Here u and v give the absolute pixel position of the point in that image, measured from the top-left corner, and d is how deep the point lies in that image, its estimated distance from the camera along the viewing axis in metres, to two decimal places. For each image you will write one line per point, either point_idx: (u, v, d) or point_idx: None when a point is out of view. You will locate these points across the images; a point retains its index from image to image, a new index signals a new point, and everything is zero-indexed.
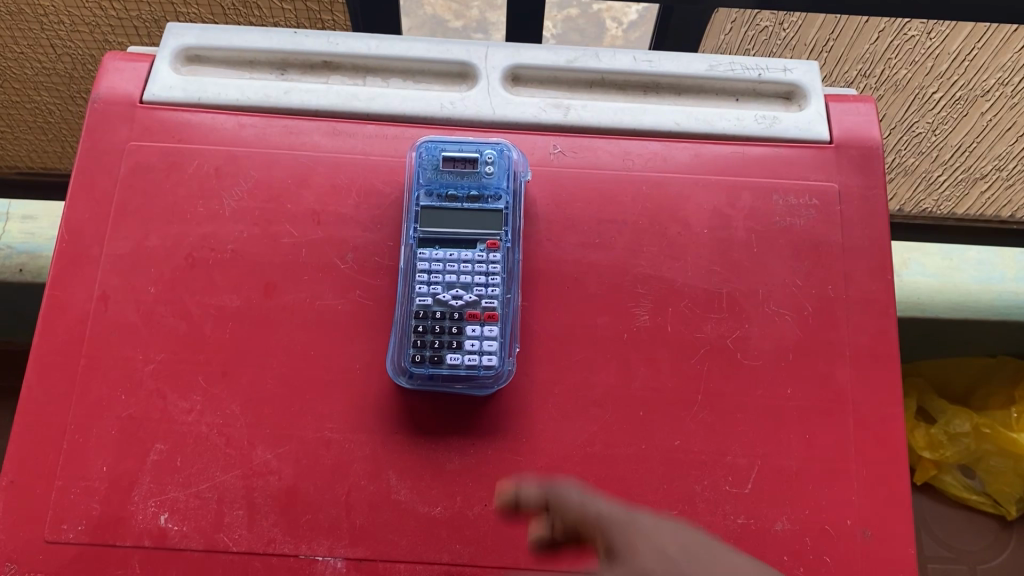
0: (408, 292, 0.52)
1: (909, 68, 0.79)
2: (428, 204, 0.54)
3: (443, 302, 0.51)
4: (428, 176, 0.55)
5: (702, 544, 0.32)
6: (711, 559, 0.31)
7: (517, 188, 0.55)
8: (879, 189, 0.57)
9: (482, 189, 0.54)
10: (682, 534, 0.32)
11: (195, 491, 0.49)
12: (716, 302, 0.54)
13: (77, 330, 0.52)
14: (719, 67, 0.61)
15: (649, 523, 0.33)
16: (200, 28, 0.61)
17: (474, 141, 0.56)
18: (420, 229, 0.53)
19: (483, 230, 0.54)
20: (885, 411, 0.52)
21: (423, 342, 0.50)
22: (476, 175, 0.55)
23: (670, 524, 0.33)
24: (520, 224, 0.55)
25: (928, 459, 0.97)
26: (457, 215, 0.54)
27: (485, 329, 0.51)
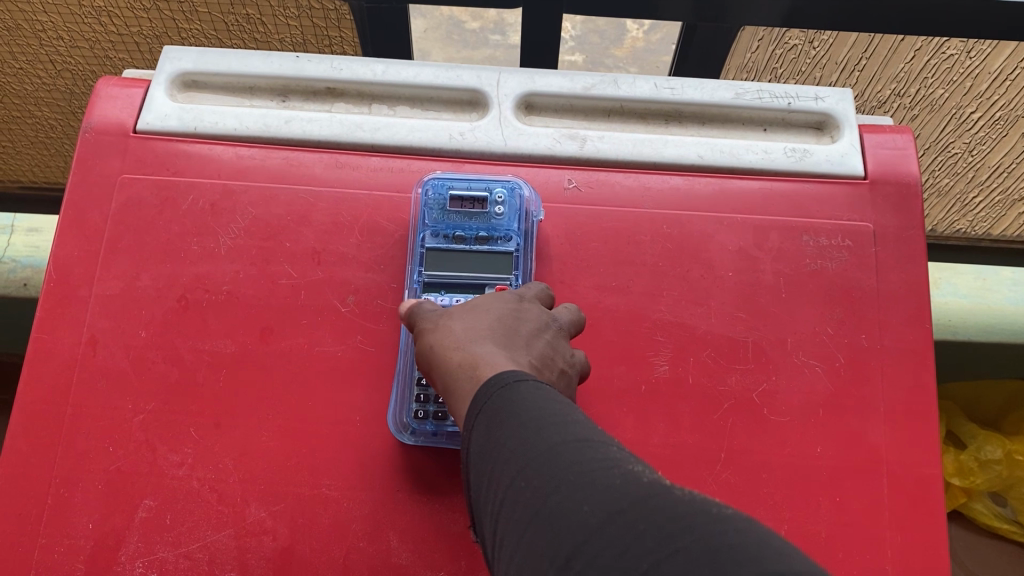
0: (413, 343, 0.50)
1: (946, 87, 0.75)
2: (433, 244, 0.51)
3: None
4: (435, 217, 0.52)
5: (492, 311, 0.44)
6: (482, 313, 0.44)
7: (529, 228, 0.52)
8: (916, 230, 0.53)
9: (491, 231, 0.52)
10: (500, 304, 0.45)
11: (185, 552, 0.46)
12: (741, 352, 0.50)
13: (63, 376, 0.49)
14: (745, 94, 0.57)
15: (498, 294, 0.46)
16: (197, 52, 0.58)
17: (483, 178, 0.53)
18: (425, 273, 0.51)
19: (493, 274, 0.50)
20: (922, 472, 0.48)
21: (428, 395, 0.48)
22: (485, 216, 0.52)
23: (504, 299, 0.45)
24: (532, 267, 0.51)
25: (957, 486, 0.90)
26: (464, 258, 0.51)
27: None
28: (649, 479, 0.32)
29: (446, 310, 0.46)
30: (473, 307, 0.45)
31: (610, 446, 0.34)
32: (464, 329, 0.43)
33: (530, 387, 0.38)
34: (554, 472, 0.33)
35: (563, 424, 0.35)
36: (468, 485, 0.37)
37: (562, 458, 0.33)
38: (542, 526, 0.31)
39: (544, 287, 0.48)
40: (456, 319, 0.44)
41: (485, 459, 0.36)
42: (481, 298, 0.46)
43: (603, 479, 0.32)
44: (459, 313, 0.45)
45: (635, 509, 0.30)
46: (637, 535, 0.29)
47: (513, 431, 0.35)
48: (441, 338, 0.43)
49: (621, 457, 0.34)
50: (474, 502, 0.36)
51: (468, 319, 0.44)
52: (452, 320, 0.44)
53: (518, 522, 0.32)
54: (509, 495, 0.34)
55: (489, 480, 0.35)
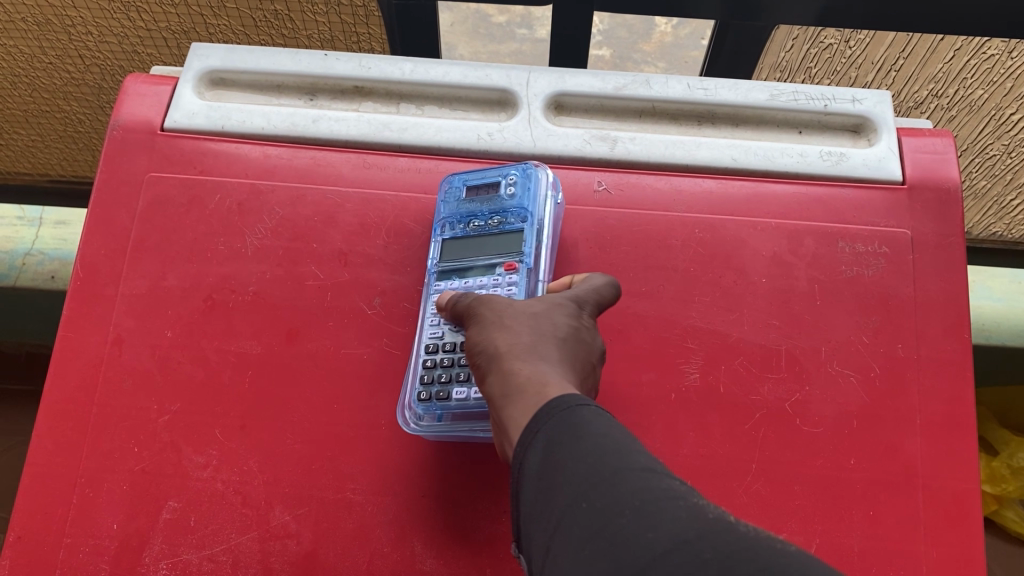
0: (424, 332, 0.49)
1: (986, 88, 0.73)
2: (449, 236, 0.51)
3: (454, 334, 0.48)
4: (449, 209, 0.52)
5: (557, 325, 0.42)
6: (548, 327, 0.41)
7: (543, 207, 0.50)
8: (957, 236, 0.52)
9: (503, 214, 0.50)
10: (564, 318, 0.42)
11: (208, 554, 0.46)
12: (775, 360, 0.49)
13: (89, 376, 0.49)
14: (781, 96, 0.56)
15: (557, 301, 0.43)
16: (225, 49, 0.58)
17: (498, 166, 0.52)
18: (439, 262, 0.50)
19: (504, 253, 0.49)
20: (961, 487, 0.47)
21: (432, 377, 0.47)
22: (498, 200, 0.51)
23: (566, 309, 0.43)
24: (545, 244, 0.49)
25: (988, 493, 0.88)
26: (478, 243, 0.50)
27: None
28: (716, 513, 0.30)
29: (508, 307, 0.43)
30: (537, 316, 0.42)
31: (675, 479, 0.32)
32: (530, 337, 0.40)
33: (593, 411, 0.35)
34: (615, 496, 0.31)
35: (626, 451, 0.33)
36: (514, 503, 0.35)
37: (625, 485, 0.31)
38: (600, 547, 0.29)
39: (592, 279, 0.47)
40: (522, 328, 0.41)
41: (540, 476, 0.33)
42: (544, 301, 0.43)
43: (668, 507, 0.29)
44: (523, 314, 0.42)
45: (704, 541, 0.27)
46: (704, 562, 0.26)
47: (573, 450, 0.33)
48: (506, 339, 0.40)
49: (686, 490, 0.31)
50: (522, 521, 0.34)
51: (534, 326, 0.41)
52: (516, 327, 0.41)
53: (574, 542, 0.30)
54: (565, 519, 0.31)
55: (543, 498, 0.33)
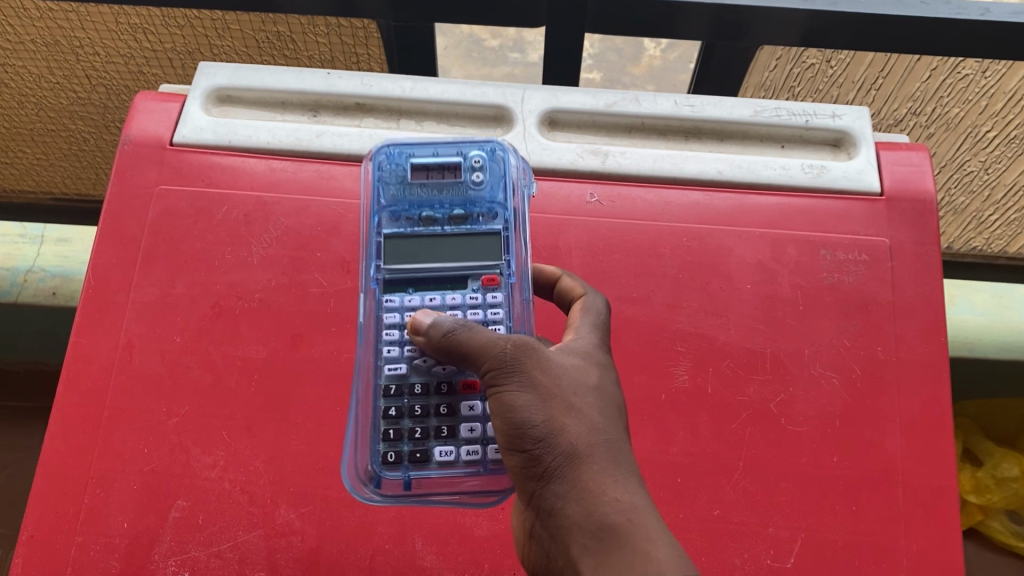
0: (377, 362, 0.43)
1: (962, 106, 0.76)
2: (395, 232, 0.44)
3: (421, 372, 0.42)
4: (392, 194, 0.45)
5: (614, 408, 0.38)
6: (614, 414, 0.38)
7: (516, 198, 0.46)
8: (932, 245, 0.54)
9: (468, 206, 0.45)
10: (614, 390, 0.39)
11: (217, 551, 0.48)
12: (760, 362, 0.51)
13: (100, 380, 0.51)
14: (764, 112, 0.59)
15: (597, 363, 0.40)
16: (232, 68, 0.60)
17: (452, 141, 0.46)
18: (384, 267, 0.44)
19: (479, 262, 0.44)
20: (938, 483, 0.49)
21: (399, 432, 0.41)
22: (459, 186, 0.45)
23: (607, 380, 0.39)
24: (520, 247, 0.45)
25: (973, 503, 0.90)
26: (437, 241, 0.45)
27: (482, 406, 0.41)
28: None
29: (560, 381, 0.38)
30: (599, 397, 0.38)
31: None
32: (609, 438, 0.37)
33: None
34: None
35: None
36: None
37: None
38: None
39: (579, 292, 0.45)
40: (599, 423, 0.37)
41: None
42: (585, 366, 0.39)
43: None
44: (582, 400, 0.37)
45: None
46: None
47: None
48: (585, 440, 0.36)
49: None
50: None
51: (601, 416, 0.37)
52: (591, 422, 0.37)
53: None
54: None
55: None
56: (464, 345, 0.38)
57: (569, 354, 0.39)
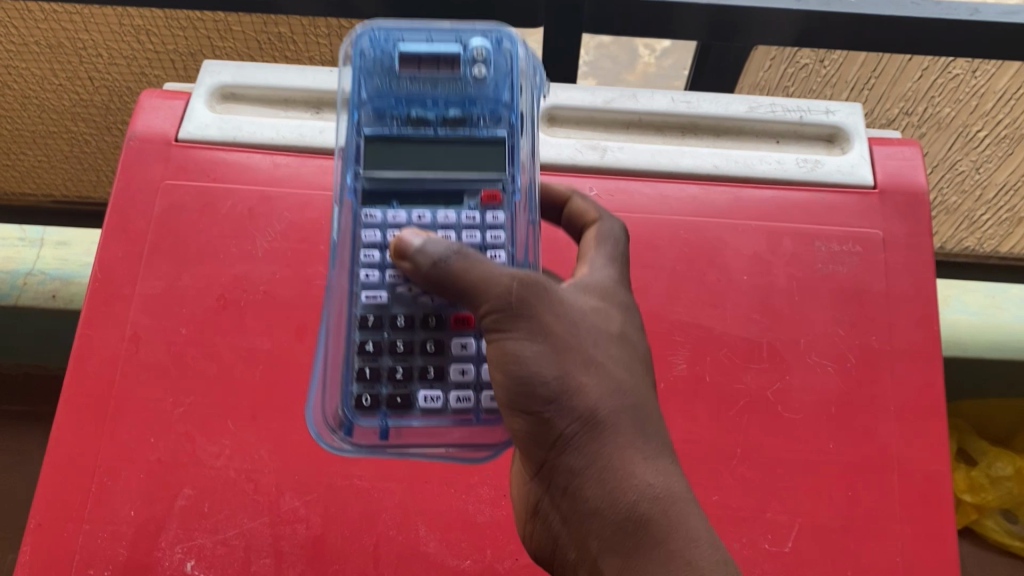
0: (356, 289, 0.43)
1: (952, 106, 0.77)
2: (378, 133, 0.44)
3: (404, 304, 0.43)
4: (377, 87, 0.45)
5: (632, 364, 0.40)
6: (631, 373, 0.39)
7: (519, 96, 0.45)
8: (924, 237, 0.56)
9: (464, 106, 0.45)
10: (630, 344, 0.40)
11: (223, 538, 0.48)
12: (757, 351, 0.52)
13: (107, 370, 0.52)
14: (759, 108, 0.60)
15: (613, 314, 0.41)
16: (236, 66, 0.61)
17: (450, 32, 0.45)
18: (362, 173, 0.44)
19: (478, 176, 0.44)
20: (932, 469, 0.50)
21: (378, 371, 0.42)
22: (457, 82, 0.45)
23: (623, 333, 0.40)
24: (519, 154, 0.45)
25: (968, 502, 0.91)
26: (429, 146, 0.44)
27: (465, 349, 0.42)
28: None
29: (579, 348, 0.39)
30: (617, 355, 0.39)
31: None
32: (632, 405, 0.38)
33: None
34: None
35: None
36: None
37: None
38: None
39: (593, 215, 0.46)
40: (620, 387, 0.38)
41: None
42: (603, 323, 0.40)
43: None
44: (602, 370, 0.38)
45: None
46: None
47: None
48: (609, 407, 0.37)
49: None
50: None
51: (622, 379, 0.39)
52: (614, 387, 0.38)
53: None
54: None
55: None
56: (471, 284, 0.38)
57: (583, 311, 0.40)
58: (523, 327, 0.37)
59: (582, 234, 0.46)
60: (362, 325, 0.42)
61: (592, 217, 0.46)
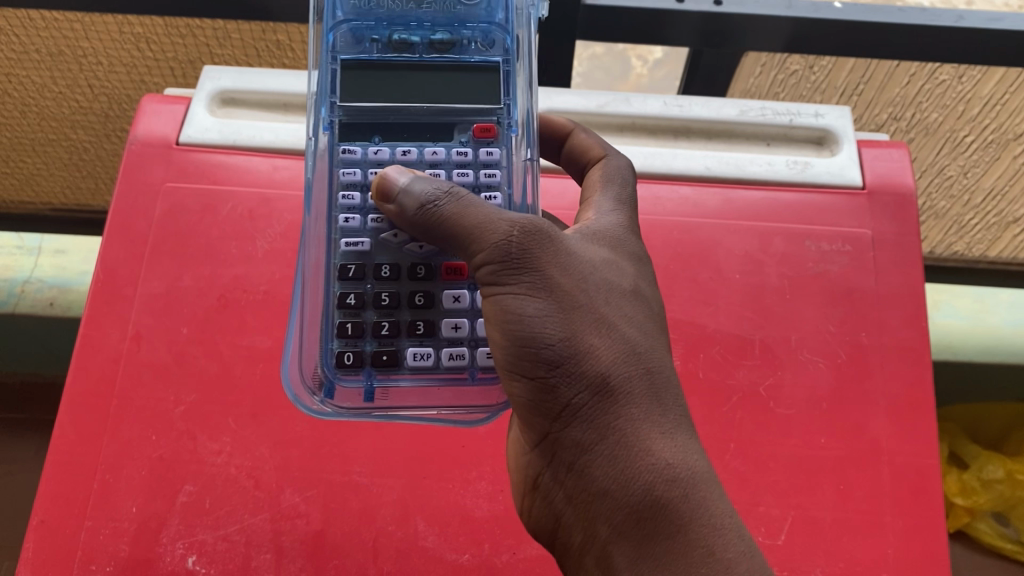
0: (335, 235, 0.44)
1: (940, 112, 0.78)
2: (356, 61, 0.46)
3: (388, 254, 0.44)
4: (357, 8, 0.46)
5: (641, 322, 0.41)
6: (642, 333, 0.40)
7: (506, 15, 0.47)
8: (912, 236, 0.57)
9: (450, 29, 0.47)
10: (639, 302, 0.41)
11: (223, 534, 0.49)
12: (748, 348, 0.53)
13: (109, 369, 0.52)
14: (750, 112, 0.61)
15: (622, 271, 0.42)
16: (235, 72, 0.62)
17: None
18: (338, 107, 0.45)
19: (469, 108, 0.47)
20: (922, 462, 0.51)
21: (362, 327, 0.43)
22: (444, 3, 0.47)
23: (631, 291, 0.42)
24: (507, 78, 0.47)
25: (961, 506, 0.90)
26: (416, 70, 0.46)
27: (449, 302, 0.44)
28: None
29: (592, 314, 0.39)
30: (628, 315, 0.40)
31: None
32: (644, 374, 0.39)
33: None
34: None
35: None
36: None
37: None
38: None
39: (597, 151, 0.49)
40: (632, 350, 0.39)
41: None
42: (614, 283, 0.41)
43: None
44: (616, 336, 0.39)
45: None
46: None
47: None
48: (622, 375, 0.39)
49: None
50: None
51: (634, 341, 0.40)
52: (626, 353, 0.39)
53: None
54: None
55: None
56: (468, 227, 0.39)
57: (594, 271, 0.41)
58: (530, 284, 0.39)
59: (586, 167, 0.50)
60: (343, 278, 0.43)
61: (596, 152, 0.49)
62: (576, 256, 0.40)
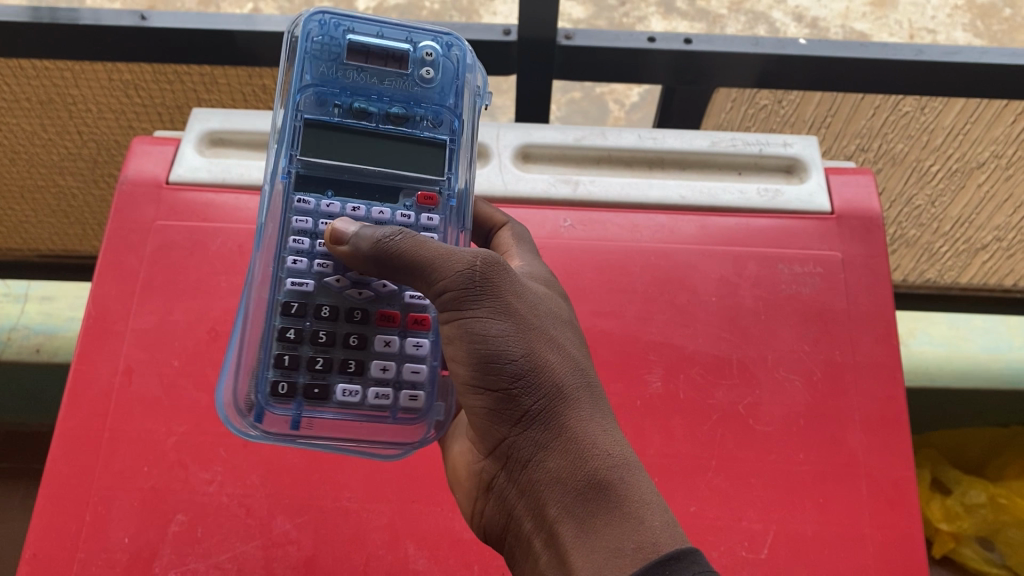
0: (279, 272, 0.45)
1: (905, 142, 0.81)
2: (315, 118, 0.48)
3: (329, 295, 0.46)
4: (322, 72, 0.49)
5: (578, 342, 0.43)
6: (580, 351, 0.43)
7: (460, 99, 0.51)
8: (880, 258, 0.59)
9: (406, 103, 0.50)
10: (576, 329, 0.44)
11: (215, 562, 0.50)
12: (726, 368, 0.55)
13: (100, 403, 0.53)
14: (721, 142, 0.64)
15: (558, 302, 0.45)
16: (223, 114, 0.64)
17: (402, 34, 0.51)
18: (296, 160, 0.47)
19: (417, 178, 0.49)
20: (898, 474, 0.52)
21: (297, 360, 0.44)
22: (404, 81, 0.50)
23: (571, 319, 0.44)
24: (456, 158, 0.50)
25: (945, 532, 0.83)
26: (371, 138, 0.48)
27: (382, 346, 0.45)
28: None
29: (544, 332, 0.42)
30: (567, 334, 0.43)
31: None
32: (586, 382, 0.42)
33: None
34: None
35: None
36: None
37: None
38: None
39: (500, 219, 0.52)
40: (573, 359, 0.42)
41: None
42: (557, 310, 0.44)
43: None
44: (564, 352, 0.42)
45: None
46: None
47: None
48: (568, 379, 0.41)
49: None
50: None
51: (575, 356, 0.42)
52: (568, 363, 0.41)
53: None
54: None
55: None
56: (423, 255, 0.42)
57: (542, 301, 0.44)
58: (483, 297, 0.41)
59: (488, 236, 0.53)
60: (285, 313, 0.44)
61: (500, 220, 0.52)
62: (526, 283, 0.43)
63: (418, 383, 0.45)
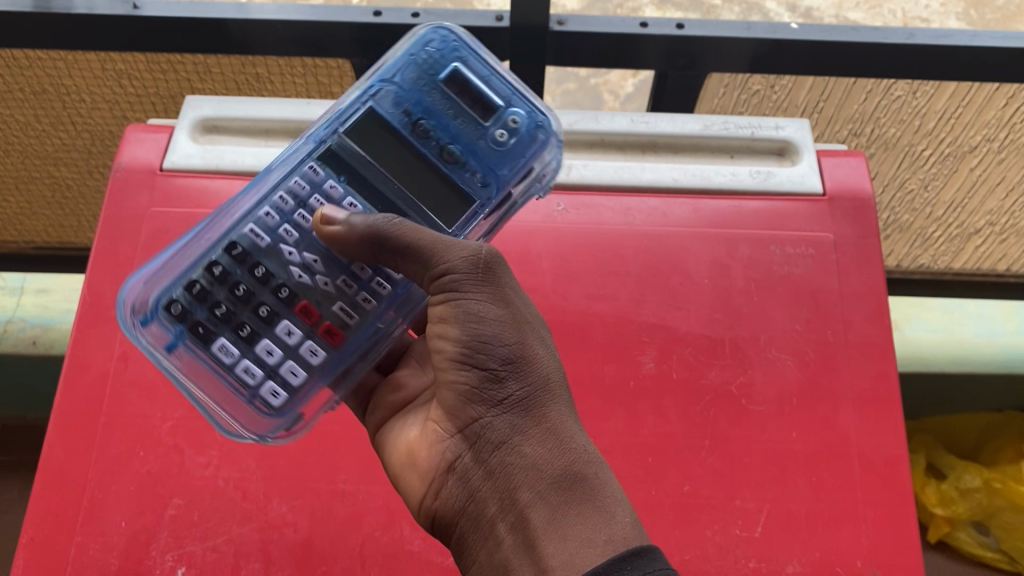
0: (252, 214, 0.48)
1: (897, 126, 0.81)
2: (375, 111, 0.49)
3: (280, 263, 0.47)
4: (412, 81, 0.50)
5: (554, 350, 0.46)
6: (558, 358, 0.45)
7: (516, 178, 0.49)
8: (873, 239, 0.59)
9: (462, 149, 0.49)
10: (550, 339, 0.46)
11: (212, 545, 0.50)
12: (719, 349, 0.55)
13: (95, 388, 0.53)
14: (713, 126, 0.64)
15: None
16: (217, 101, 0.64)
17: (508, 91, 0.50)
18: (335, 134, 0.49)
19: (427, 212, 0.48)
20: (890, 453, 0.53)
21: (205, 295, 0.46)
22: (478, 130, 0.49)
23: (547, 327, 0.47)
24: (476, 218, 0.48)
25: (940, 517, 0.86)
26: (412, 155, 0.49)
27: (283, 331, 0.47)
28: None
29: (536, 330, 0.44)
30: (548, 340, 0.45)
31: None
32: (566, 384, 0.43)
33: None
34: None
35: None
36: None
37: None
38: None
39: None
40: (555, 361, 0.44)
41: None
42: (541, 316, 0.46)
43: None
44: (550, 352, 0.44)
45: None
46: None
47: None
48: (554, 378, 0.43)
49: None
50: None
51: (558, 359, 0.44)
52: (553, 363, 0.43)
53: None
54: None
55: None
56: (431, 239, 0.42)
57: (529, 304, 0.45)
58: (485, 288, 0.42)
59: None
60: (226, 251, 0.47)
61: None
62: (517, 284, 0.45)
63: (290, 383, 0.46)
